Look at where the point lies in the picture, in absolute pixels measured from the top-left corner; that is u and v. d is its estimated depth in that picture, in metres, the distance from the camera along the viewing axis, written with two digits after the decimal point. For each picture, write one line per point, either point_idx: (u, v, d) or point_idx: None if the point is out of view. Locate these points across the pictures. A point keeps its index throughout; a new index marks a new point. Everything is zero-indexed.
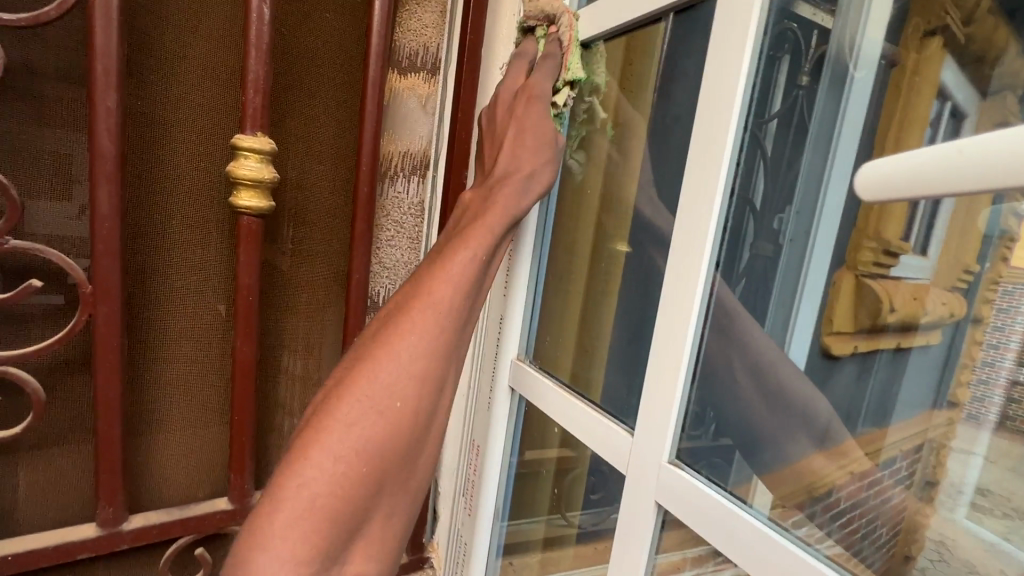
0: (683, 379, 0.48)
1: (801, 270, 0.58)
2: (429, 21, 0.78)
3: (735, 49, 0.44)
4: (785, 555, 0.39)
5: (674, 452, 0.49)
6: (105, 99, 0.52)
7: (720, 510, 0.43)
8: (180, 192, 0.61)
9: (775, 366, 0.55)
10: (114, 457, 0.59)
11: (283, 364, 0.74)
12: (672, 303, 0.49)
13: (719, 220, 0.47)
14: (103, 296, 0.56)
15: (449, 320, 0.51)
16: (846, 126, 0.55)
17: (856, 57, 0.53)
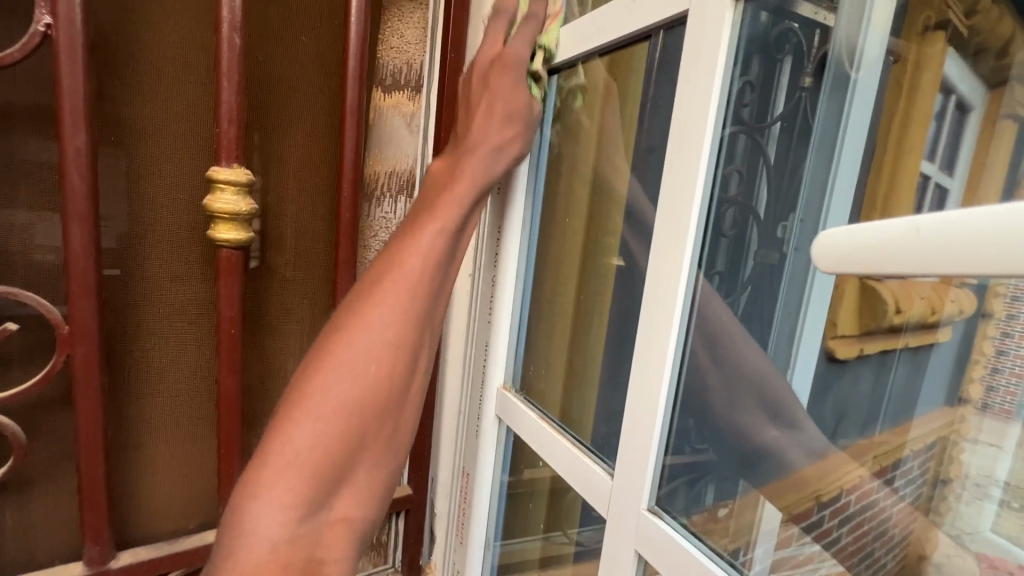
0: (663, 416, 0.47)
1: (806, 284, 0.51)
2: (411, 37, 0.76)
3: (708, 72, 0.43)
4: None
5: (653, 498, 0.48)
6: (74, 138, 0.51)
7: (698, 566, 0.42)
8: (157, 225, 0.60)
9: (775, 381, 0.54)
10: (99, 495, 0.59)
11: (273, 390, 0.73)
12: (650, 334, 0.47)
13: (694, 254, 0.45)
14: (81, 337, 0.55)
15: (418, 355, 0.48)
16: (851, 127, 0.50)
17: (858, 57, 0.48)
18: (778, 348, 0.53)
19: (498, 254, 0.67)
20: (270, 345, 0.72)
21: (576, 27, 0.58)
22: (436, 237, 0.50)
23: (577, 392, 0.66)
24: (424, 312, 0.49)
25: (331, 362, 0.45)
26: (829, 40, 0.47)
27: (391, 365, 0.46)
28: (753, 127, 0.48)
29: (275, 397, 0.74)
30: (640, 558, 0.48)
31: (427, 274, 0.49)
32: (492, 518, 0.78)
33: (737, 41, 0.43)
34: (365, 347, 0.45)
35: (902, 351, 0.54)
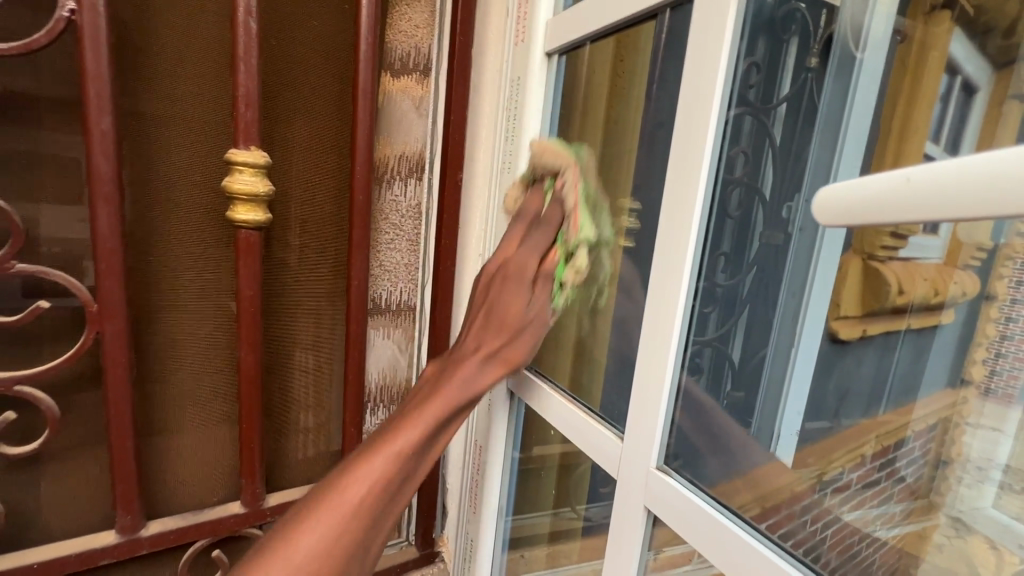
0: (670, 383, 0.50)
1: (810, 265, 0.53)
2: (419, 22, 0.77)
3: (713, 52, 0.45)
4: (757, 559, 0.40)
5: (662, 458, 0.51)
6: (99, 122, 0.53)
7: (707, 519, 0.45)
8: (178, 208, 0.62)
9: (780, 357, 0.56)
10: (129, 467, 0.61)
11: (290, 369, 0.75)
12: (658, 308, 0.50)
13: (699, 230, 0.47)
14: (109, 315, 0.57)
15: None
16: (856, 109, 0.50)
17: (862, 37, 0.49)
18: (782, 325, 0.55)
19: None
20: (288, 326, 0.74)
21: (582, 13, 0.60)
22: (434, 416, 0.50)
23: (586, 370, 0.68)
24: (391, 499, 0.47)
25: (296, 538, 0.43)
26: (834, 21, 0.50)
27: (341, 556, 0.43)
28: (759, 108, 0.50)
29: (290, 378, 0.76)
30: (649, 515, 0.51)
31: (407, 463, 0.48)
32: (504, 492, 0.81)
33: (741, 19, 0.44)
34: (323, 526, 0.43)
35: (907, 333, 0.51)
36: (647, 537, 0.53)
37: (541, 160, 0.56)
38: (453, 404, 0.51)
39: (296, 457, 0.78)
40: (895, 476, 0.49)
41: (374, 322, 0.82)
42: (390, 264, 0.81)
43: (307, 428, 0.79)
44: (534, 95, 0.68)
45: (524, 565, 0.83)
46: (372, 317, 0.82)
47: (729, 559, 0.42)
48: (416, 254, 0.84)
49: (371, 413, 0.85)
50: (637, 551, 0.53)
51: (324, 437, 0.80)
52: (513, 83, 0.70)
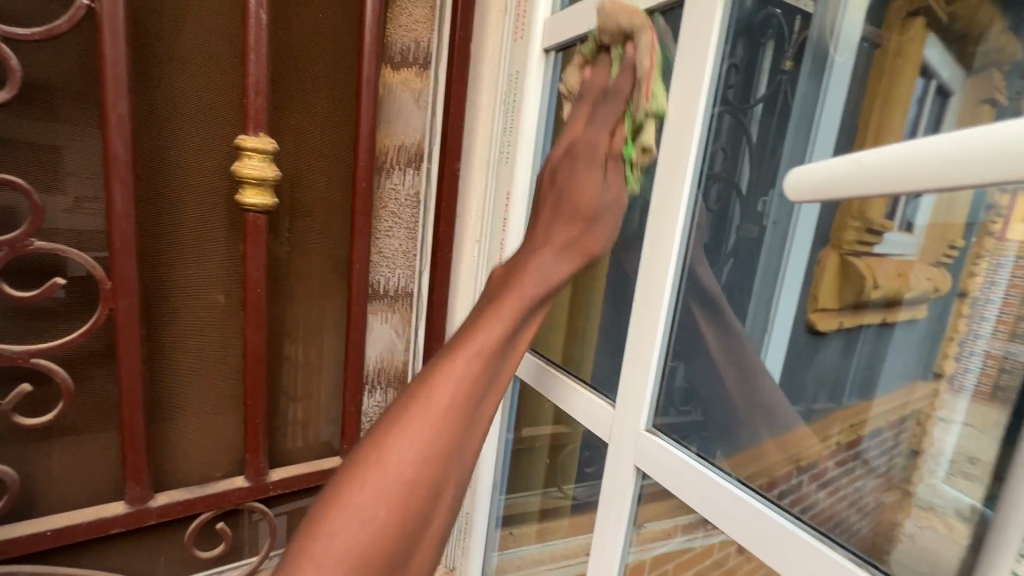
0: (658, 353, 0.56)
1: (783, 253, 0.56)
2: (420, 16, 0.79)
3: (701, 51, 0.51)
4: (739, 504, 0.47)
5: (651, 420, 0.57)
6: (116, 106, 0.56)
7: (692, 472, 0.51)
8: (188, 191, 0.64)
9: (754, 344, 0.58)
10: (139, 439, 0.64)
11: (291, 351, 0.78)
12: (648, 288, 0.56)
13: (686, 214, 0.54)
14: (123, 292, 0.60)
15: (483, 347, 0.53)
16: (825, 114, 0.53)
17: (837, 37, 0.52)
18: (756, 314, 0.58)
19: (506, 221, 0.76)
20: (290, 311, 0.77)
21: (576, 13, 0.65)
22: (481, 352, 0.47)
23: (577, 350, 0.72)
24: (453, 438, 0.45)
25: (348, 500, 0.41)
26: (808, 26, 0.53)
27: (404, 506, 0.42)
28: (737, 107, 0.55)
29: (292, 359, 0.78)
30: (639, 473, 0.58)
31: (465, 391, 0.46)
32: (497, 470, 0.85)
33: (723, 30, 0.51)
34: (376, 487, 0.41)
35: (868, 327, 0.51)
36: (630, 518, 0.59)
37: (612, 20, 0.52)
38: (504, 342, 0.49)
39: (295, 436, 0.81)
40: (866, 464, 0.47)
41: (372, 307, 0.85)
42: (388, 251, 0.84)
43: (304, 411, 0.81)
44: (531, 90, 0.72)
45: (513, 542, 0.88)
46: (371, 302, 0.85)
47: (717, 508, 0.48)
48: (414, 241, 0.86)
49: (369, 394, 0.87)
50: (626, 509, 0.58)
51: (323, 417, 0.83)
52: (513, 77, 0.74)
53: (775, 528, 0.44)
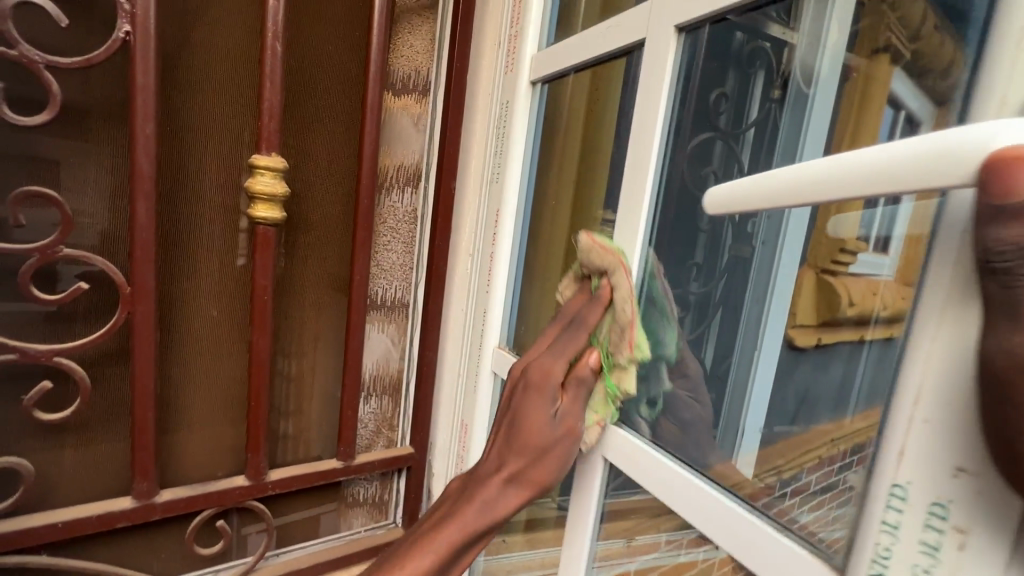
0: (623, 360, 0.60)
1: (773, 268, 0.51)
2: (420, 48, 0.86)
3: (656, 87, 0.57)
4: (686, 485, 0.51)
5: (616, 414, 0.61)
6: (144, 127, 0.61)
7: (650, 459, 0.55)
8: (204, 206, 0.70)
9: (745, 362, 0.54)
10: (149, 437, 0.68)
11: (295, 358, 0.83)
12: None
13: (647, 228, 0.60)
14: (140, 297, 0.64)
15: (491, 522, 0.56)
16: (810, 142, 0.48)
17: (815, 79, 0.49)
18: (746, 334, 0.54)
19: (495, 236, 0.82)
20: (293, 320, 0.82)
21: (558, 50, 0.72)
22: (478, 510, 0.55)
23: None
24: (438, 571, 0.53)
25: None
26: (792, 60, 0.50)
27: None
28: (729, 133, 0.56)
29: (293, 365, 0.83)
30: (606, 464, 0.62)
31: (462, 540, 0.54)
32: None
33: (678, 70, 0.56)
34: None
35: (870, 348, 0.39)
36: (597, 514, 0.64)
37: (589, 255, 0.56)
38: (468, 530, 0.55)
39: (296, 440, 0.85)
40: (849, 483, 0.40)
41: (371, 318, 0.90)
42: (387, 264, 0.90)
43: (295, 425, 0.85)
44: (518, 119, 0.78)
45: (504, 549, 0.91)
46: (369, 312, 0.90)
47: (671, 490, 0.52)
48: (411, 255, 0.92)
49: (365, 402, 0.92)
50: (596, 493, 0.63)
51: (324, 419, 0.87)
52: (502, 106, 0.81)
53: (717, 506, 0.47)
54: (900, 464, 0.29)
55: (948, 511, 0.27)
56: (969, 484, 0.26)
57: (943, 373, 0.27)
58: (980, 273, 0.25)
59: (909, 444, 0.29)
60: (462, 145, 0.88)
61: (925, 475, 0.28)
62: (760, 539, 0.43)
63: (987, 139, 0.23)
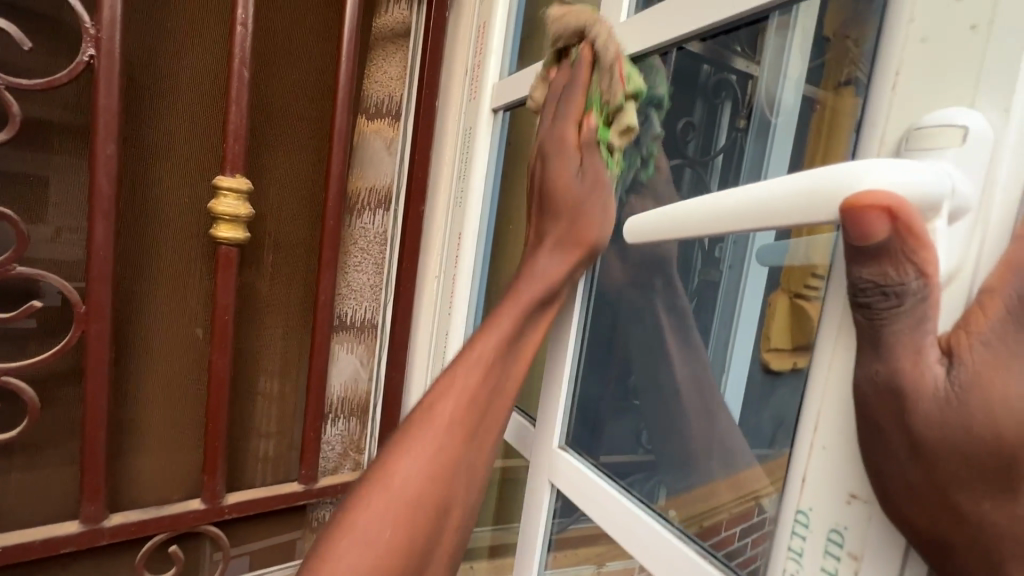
0: (567, 384, 0.61)
1: (739, 289, 0.48)
2: (393, 74, 0.88)
3: None
4: (624, 511, 0.51)
5: (564, 439, 0.62)
6: (105, 148, 0.62)
7: (590, 484, 0.55)
8: (166, 226, 0.70)
9: (714, 380, 0.52)
10: (98, 459, 0.66)
11: (263, 379, 0.83)
12: (559, 323, 0.61)
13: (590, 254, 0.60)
14: (95, 316, 0.64)
15: (477, 406, 0.49)
16: (773, 165, 0.46)
17: (778, 106, 0.47)
18: (715, 347, 0.51)
19: (458, 258, 0.83)
20: (258, 342, 0.82)
21: (520, 78, 0.74)
22: (465, 399, 0.49)
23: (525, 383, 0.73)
24: (435, 481, 0.46)
25: (347, 528, 0.43)
26: (756, 91, 0.49)
27: (392, 550, 0.43)
28: (697, 160, 0.55)
29: (260, 386, 0.83)
30: (553, 489, 0.62)
31: (457, 432, 0.48)
32: None
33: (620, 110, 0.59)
34: (380, 514, 0.43)
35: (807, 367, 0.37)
36: (546, 538, 0.64)
37: (562, 23, 0.54)
38: (466, 418, 0.49)
39: (269, 466, 0.84)
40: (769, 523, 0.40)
41: (338, 339, 0.90)
42: (357, 285, 0.90)
43: (275, 447, 0.85)
44: (481, 145, 0.80)
45: None
46: (337, 333, 0.89)
47: (612, 517, 0.52)
48: (381, 277, 0.92)
49: (331, 424, 0.91)
50: (542, 519, 0.63)
51: (290, 440, 0.86)
52: (466, 133, 0.84)
53: (646, 530, 0.49)
54: (804, 491, 0.33)
55: (843, 537, 0.31)
56: (860, 510, 0.30)
57: (839, 403, 0.31)
58: (851, 306, 0.27)
59: (810, 470, 0.32)
60: (431, 169, 0.89)
61: (823, 502, 0.32)
62: (682, 562, 0.45)
63: (859, 173, 0.25)
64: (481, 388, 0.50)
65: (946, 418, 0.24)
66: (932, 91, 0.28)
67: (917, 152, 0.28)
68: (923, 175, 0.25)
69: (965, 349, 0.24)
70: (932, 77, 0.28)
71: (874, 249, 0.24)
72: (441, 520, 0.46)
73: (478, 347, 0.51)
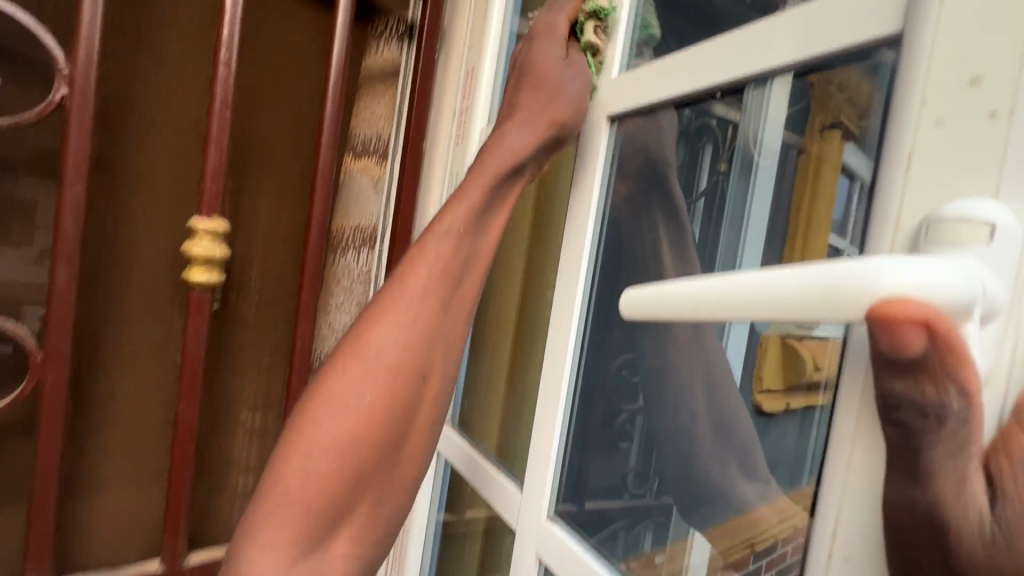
0: (557, 442, 0.57)
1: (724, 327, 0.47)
2: (381, 113, 0.86)
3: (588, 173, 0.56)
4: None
5: (553, 507, 0.57)
6: (73, 188, 0.58)
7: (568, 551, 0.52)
8: (137, 268, 0.67)
9: (713, 401, 0.50)
10: (47, 520, 0.61)
11: (241, 420, 0.80)
12: (550, 372, 0.58)
13: (583, 308, 0.57)
14: (52, 365, 0.60)
15: (446, 275, 0.50)
16: (755, 208, 0.46)
17: (760, 145, 0.45)
18: (708, 375, 0.50)
19: None
20: (234, 385, 0.79)
21: None
22: (433, 273, 0.49)
23: (511, 431, 0.68)
24: (408, 357, 0.48)
25: (329, 388, 0.46)
26: (736, 135, 0.47)
27: (372, 425, 0.45)
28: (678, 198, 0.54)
29: (236, 431, 0.80)
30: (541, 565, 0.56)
31: (430, 303, 0.49)
32: (427, 552, 0.85)
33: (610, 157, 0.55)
34: (359, 380, 0.46)
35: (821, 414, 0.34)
36: None
37: None
38: (437, 285, 0.49)
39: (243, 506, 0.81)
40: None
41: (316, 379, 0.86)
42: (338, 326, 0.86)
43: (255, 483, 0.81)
44: None
45: None
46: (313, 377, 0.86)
47: None
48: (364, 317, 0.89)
49: None
50: None
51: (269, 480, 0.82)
52: (453, 173, 0.83)
53: None
54: None
55: None
56: None
57: (859, 504, 0.29)
58: (882, 419, 0.24)
59: None
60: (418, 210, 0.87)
61: None
62: None
63: (875, 271, 0.21)
64: (452, 260, 0.50)
65: (994, 562, 0.20)
66: (950, 170, 0.25)
67: (937, 246, 0.24)
68: (957, 279, 0.21)
69: (1006, 475, 0.21)
70: (946, 158, 0.25)
71: (910, 361, 0.21)
72: (420, 384, 0.48)
73: (448, 215, 0.50)
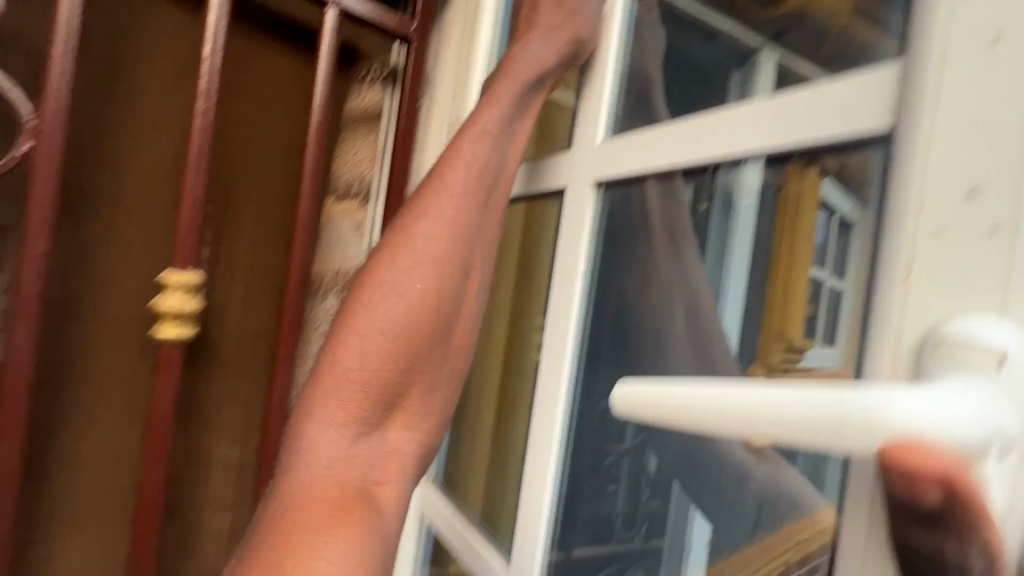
0: (548, 502, 0.54)
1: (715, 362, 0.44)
2: (364, 155, 0.85)
3: (575, 225, 0.54)
4: None
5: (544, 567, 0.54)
6: (34, 247, 0.55)
7: None
8: (104, 324, 0.64)
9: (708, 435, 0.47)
10: None
11: (214, 471, 0.76)
12: (538, 430, 0.55)
13: (573, 358, 0.54)
14: (6, 435, 0.55)
15: (486, 175, 0.51)
16: (737, 258, 0.46)
17: (741, 183, 0.43)
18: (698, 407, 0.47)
19: None
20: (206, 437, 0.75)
21: None
22: (473, 167, 0.50)
23: (499, 486, 0.65)
24: (448, 248, 0.49)
25: (377, 282, 0.48)
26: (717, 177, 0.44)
27: (417, 321, 0.48)
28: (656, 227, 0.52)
29: (208, 479, 0.76)
30: None
31: (470, 189, 0.50)
32: None
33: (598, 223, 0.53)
34: (410, 266, 0.48)
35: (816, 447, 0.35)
36: None
37: None
38: (477, 170, 0.50)
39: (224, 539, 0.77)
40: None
41: None
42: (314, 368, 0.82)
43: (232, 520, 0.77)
44: None
45: None
46: None
47: None
48: None
49: None
50: None
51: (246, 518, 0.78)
52: None
53: None
54: None
55: None
56: None
57: None
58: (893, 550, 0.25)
59: None
60: None
61: None
62: None
63: (889, 407, 0.22)
64: (490, 157, 0.51)
65: None
66: (956, 287, 0.26)
67: (944, 366, 0.25)
68: (973, 422, 0.22)
69: None
70: (953, 277, 0.26)
71: (929, 511, 0.22)
72: (463, 277, 0.50)
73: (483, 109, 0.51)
